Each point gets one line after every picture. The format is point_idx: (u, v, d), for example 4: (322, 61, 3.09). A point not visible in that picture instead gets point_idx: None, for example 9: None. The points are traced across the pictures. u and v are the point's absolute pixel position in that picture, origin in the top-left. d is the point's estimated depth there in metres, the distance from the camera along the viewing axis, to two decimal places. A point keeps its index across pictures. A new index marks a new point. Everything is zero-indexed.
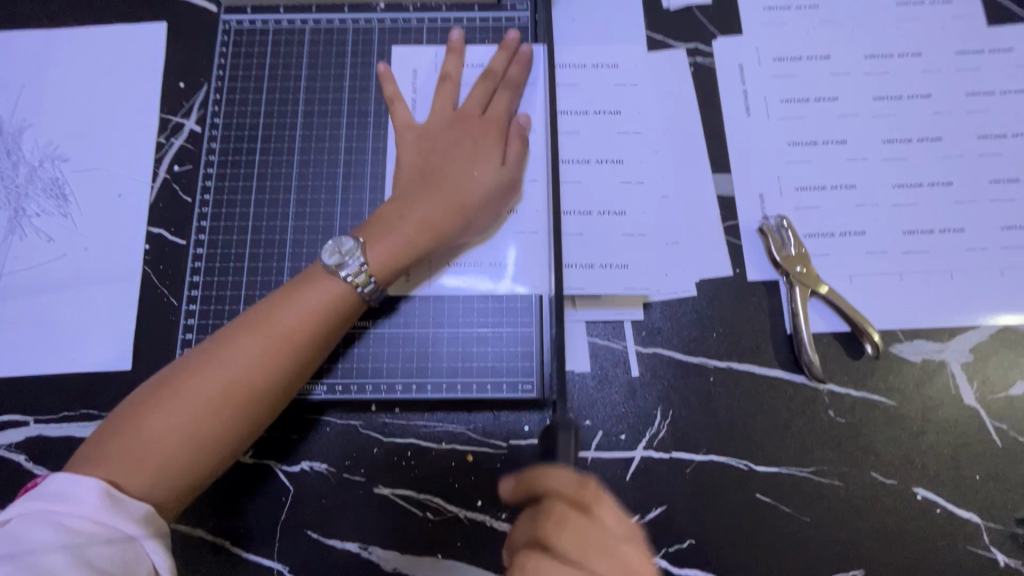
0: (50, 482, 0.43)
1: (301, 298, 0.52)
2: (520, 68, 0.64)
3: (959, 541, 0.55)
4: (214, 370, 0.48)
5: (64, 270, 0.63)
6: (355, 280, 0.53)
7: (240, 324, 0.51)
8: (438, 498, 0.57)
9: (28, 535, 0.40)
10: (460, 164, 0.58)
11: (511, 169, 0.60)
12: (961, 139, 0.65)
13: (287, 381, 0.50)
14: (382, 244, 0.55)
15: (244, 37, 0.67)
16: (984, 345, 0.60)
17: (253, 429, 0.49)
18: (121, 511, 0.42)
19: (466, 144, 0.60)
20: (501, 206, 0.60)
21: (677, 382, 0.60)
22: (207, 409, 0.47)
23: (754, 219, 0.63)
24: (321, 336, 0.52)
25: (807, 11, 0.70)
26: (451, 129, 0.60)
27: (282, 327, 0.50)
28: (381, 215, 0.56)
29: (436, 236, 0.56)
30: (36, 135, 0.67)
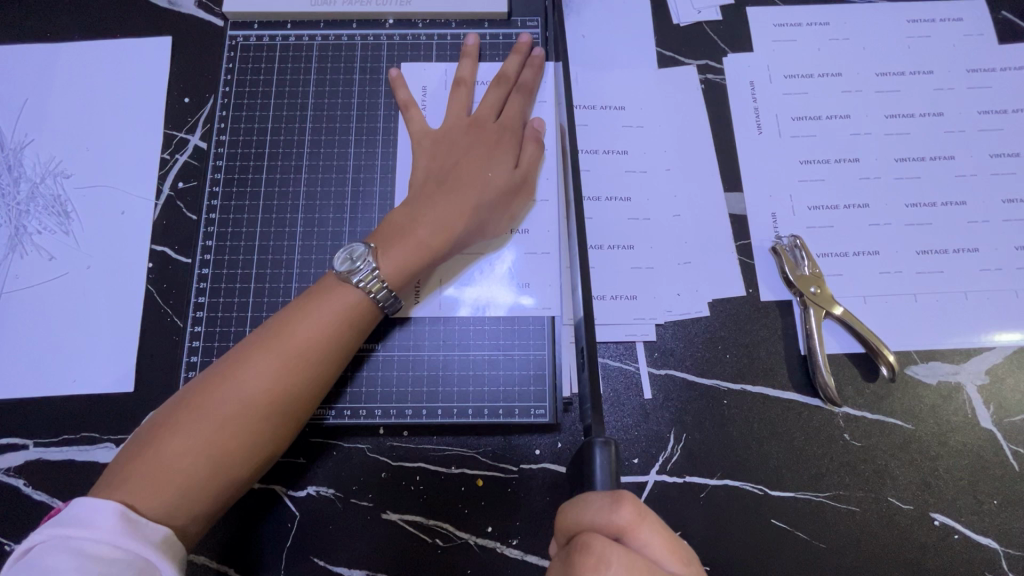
0: (69, 508, 0.41)
1: (316, 309, 0.51)
2: (535, 72, 0.64)
3: (978, 568, 0.55)
4: (232, 387, 0.47)
5: (65, 289, 0.62)
6: (370, 287, 0.52)
7: (256, 338, 0.49)
8: (447, 524, 0.56)
9: (45, 566, 0.38)
10: (474, 168, 0.58)
11: (524, 171, 0.60)
12: (974, 158, 0.65)
13: (305, 397, 0.49)
14: (396, 249, 0.53)
15: (250, 52, 0.66)
16: (1000, 367, 0.59)
17: (271, 446, 0.48)
18: (143, 534, 0.41)
19: (481, 148, 0.59)
20: (513, 211, 0.60)
21: (691, 404, 0.59)
22: (225, 425, 0.46)
23: (768, 238, 0.63)
24: (338, 347, 0.51)
25: (818, 28, 0.69)
26: (465, 135, 0.60)
27: (298, 339, 0.49)
28: (394, 221, 0.55)
29: (449, 240, 0.55)
30: (38, 150, 0.66)
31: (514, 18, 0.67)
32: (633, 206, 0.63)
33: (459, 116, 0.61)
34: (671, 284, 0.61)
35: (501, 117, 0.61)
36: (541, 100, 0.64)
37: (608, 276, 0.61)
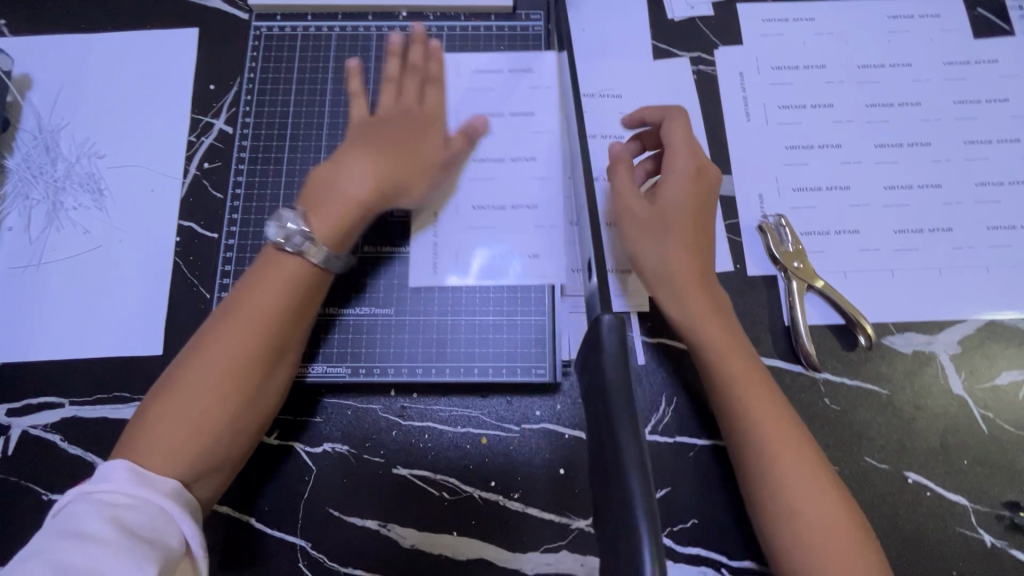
0: (88, 470, 0.45)
1: (279, 274, 0.53)
2: (504, 57, 0.67)
3: (948, 523, 0.59)
4: (199, 360, 0.49)
5: (98, 261, 0.66)
6: (306, 251, 0.53)
7: (220, 311, 0.52)
8: (454, 478, 0.60)
9: (70, 513, 0.42)
10: (482, 155, 0.62)
11: (450, 151, 0.62)
12: (950, 144, 0.69)
13: (264, 363, 0.51)
14: (323, 213, 0.55)
15: (273, 41, 0.71)
16: (972, 338, 0.63)
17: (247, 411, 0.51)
18: (155, 484, 0.45)
19: (415, 122, 0.61)
20: (434, 183, 0.62)
21: (682, 370, 0.63)
22: (217, 391, 0.49)
23: (755, 217, 0.67)
24: (303, 306, 0.54)
25: (804, 23, 0.74)
26: (398, 108, 0.62)
27: (253, 308, 0.51)
28: (318, 181, 0.57)
29: (370, 208, 0.57)
30: (73, 133, 0.70)
31: (519, 12, 0.72)
32: None
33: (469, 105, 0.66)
34: None
35: (507, 108, 0.65)
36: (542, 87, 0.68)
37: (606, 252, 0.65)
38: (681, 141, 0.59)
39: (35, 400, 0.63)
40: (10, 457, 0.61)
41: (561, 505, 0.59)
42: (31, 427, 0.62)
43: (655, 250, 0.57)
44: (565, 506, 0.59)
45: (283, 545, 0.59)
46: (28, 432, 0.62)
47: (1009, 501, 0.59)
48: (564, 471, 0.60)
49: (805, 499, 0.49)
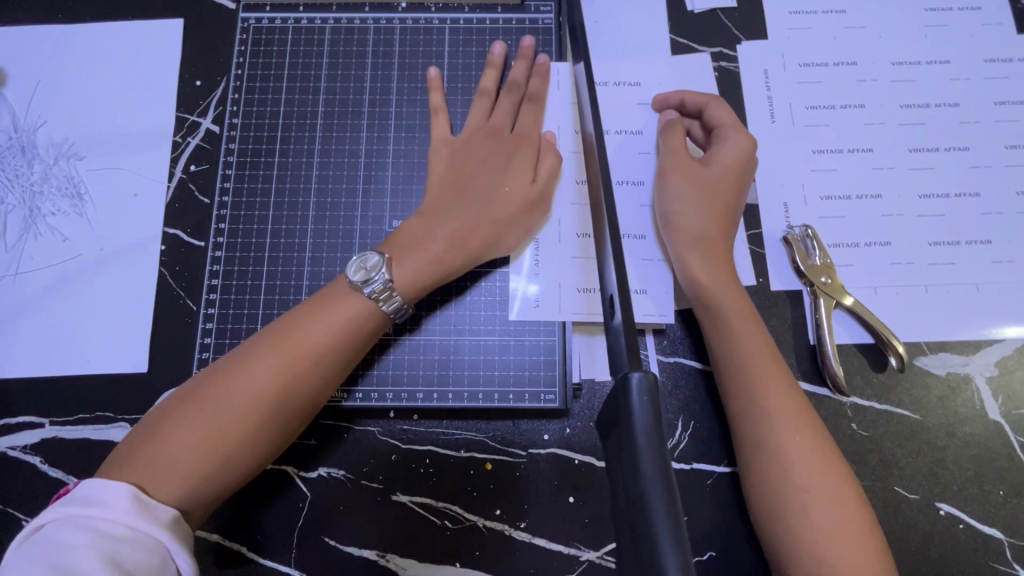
0: (82, 489, 0.42)
1: (327, 313, 0.51)
2: (541, 81, 0.63)
3: (982, 557, 0.55)
4: (238, 383, 0.47)
5: (78, 270, 0.62)
6: (380, 297, 0.52)
7: (269, 336, 0.50)
8: (456, 506, 0.57)
9: (58, 539, 0.38)
10: (490, 180, 0.57)
11: (542, 186, 0.58)
12: (989, 149, 0.64)
13: (303, 401, 0.50)
14: (409, 261, 0.54)
15: (262, 34, 0.66)
16: (1010, 359, 0.59)
17: (266, 446, 0.49)
18: (155, 516, 0.41)
19: (499, 158, 0.59)
20: (530, 225, 0.59)
21: (699, 392, 0.59)
22: (221, 422, 0.46)
23: (779, 227, 0.62)
24: (347, 353, 0.52)
25: (834, 16, 0.68)
26: (485, 142, 0.60)
27: (308, 342, 0.50)
28: (406, 231, 0.56)
29: (460, 254, 0.55)
30: (50, 132, 0.66)
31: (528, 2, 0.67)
32: (644, 195, 0.63)
33: (477, 124, 0.61)
34: None
35: (519, 128, 0.61)
36: (554, 104, 0.63)
37: None
38: (735, 160, 0.58)
39: (13, 420, 0.59)
40: None
41: (570, 535, 0.56)
42: (9, 448, 0.58)
43: (688, 215, 0.57)
44: (575, 536, 0.56)
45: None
46: (6, 453, 0.58)
47: None
48: (573, 498, 0.57)
49: (825, 516, 0.47)
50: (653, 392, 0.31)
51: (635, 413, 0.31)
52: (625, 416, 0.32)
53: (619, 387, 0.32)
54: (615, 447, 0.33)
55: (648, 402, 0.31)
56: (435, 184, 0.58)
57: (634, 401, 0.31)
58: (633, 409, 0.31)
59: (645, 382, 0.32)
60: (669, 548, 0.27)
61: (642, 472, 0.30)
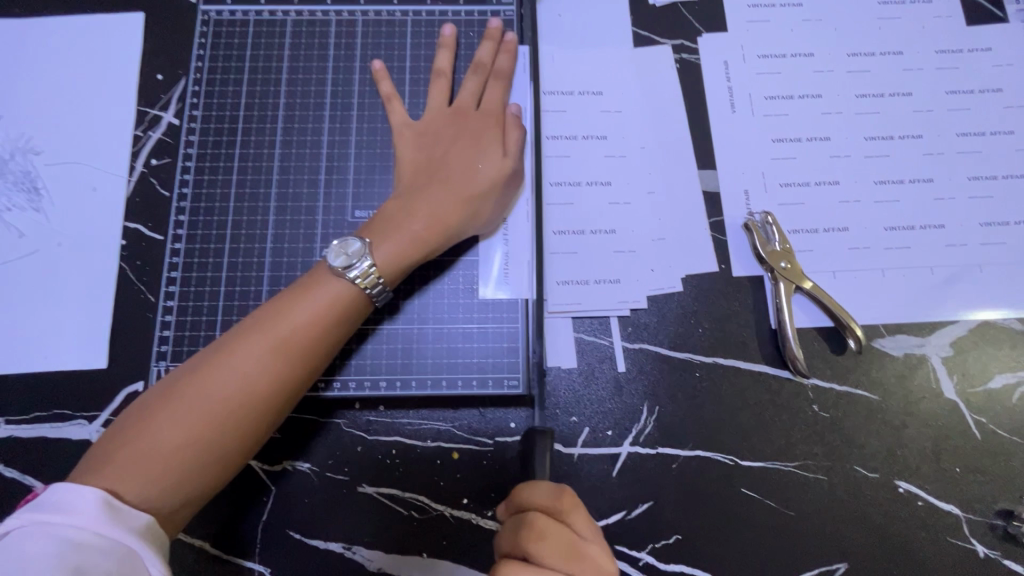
0: (51, 493, 0.41)
1: (308, 298, 0.51)
2: (509, 57, 0.64)
3: (940, 534, 0.56)
4: (219, 375, 0.47)
5: (35, 267, 0.61)
6: (365, 282, 0.52)
7: (249, 325, 0.50)
8: (424, 497, 0.57)
9: (27, 550, 0.37)
10: (463, 157, 0.58)
11: (514, 159, 0.59)
12: (941, 137, 0.66)
13: (287, 390, 0.49)
14: (391, 241, 0.54)
15: (224, 27, 0.66)
16: (964, 339, 0.61)
17: (254, 437, 0.48)
18: (127, 524, 0.41)
19: (466, 137, 0.59)
20: (507, 199, 0.60)
21: (663, 378, 0.60)
22: (204, 415, 0.46)
23: (739, 215, 0.63)
24: (329, 340, 0.51)
25: (792, 9, 0.70)
26: (450, 124, 0.60)
27: (289, 329, 0.49)
28: (386, 213, 0.56)
29: (442, 231, 0.56)
30: (6, 127, 0.65)
31: None
32: (610, 187, 0.64)
33: (440, 107, 0.61)
34: (645, 260, 0.62)
35: (487, 109, 0.61)
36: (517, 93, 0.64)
37: (583, 254, 0.62)
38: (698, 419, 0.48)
39: None
40: None
41: None
42: None
43: None
44: None
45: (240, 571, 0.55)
46: None
47: (1002, 510, 0.57)
48: None
49: None
50: None
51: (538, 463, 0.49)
52: None
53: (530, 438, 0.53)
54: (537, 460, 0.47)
55: None
56: (411, 171, 0.59)
57: (538, 449, 0.52)
58: None
59: None
60: None
61: None
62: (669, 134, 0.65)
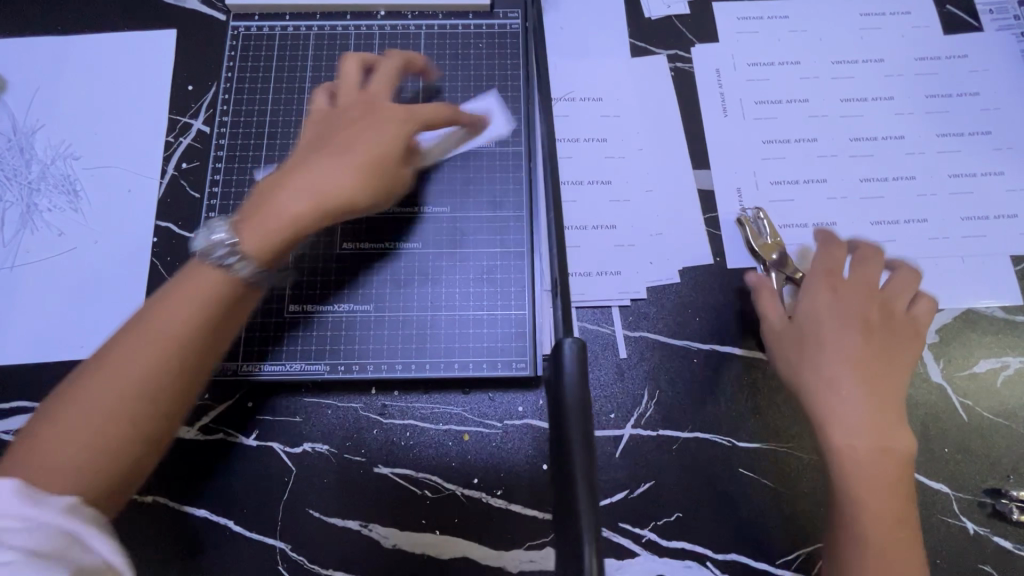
0: None
1: (185, 287, 0.46)
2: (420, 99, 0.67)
3: (931, 511, 0.59)
4: (106, 372, 0.43)
5: (73, 262, 0.65)
6: (230, 261, 0.47)
7: (133, 321, 0.45)
8: (436, 477, 0.60)
9: None
10: (355, 135, 0.54)
11: (400, 135, 0.55)
12: (922, 137, 0.70)
13: (180, 382, 0.44)
14: (258, 221, 0.48)
15: (251, 41, 0.71)
16: (949, 327, 0.64)
17: (152, 438, 0.43)
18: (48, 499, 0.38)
19: (355, 118, 0.56)
20: (382, 179, 0.53)
21: (663, 364, 0.63)
22: (105, 374, 0.43)
23: (733, 210, 0.67)
24: (213, 322, 0.46)
25: (779, 21, 0.75)
26: (355, 107, 0.57)
27: (167, 320, 0.45)
28: (257, 194, 0.51)
29: (340, 207, 0.51)
30: (49, 135, 0.70)
31: (497, 10, 0.72)
32: (612, 186, 0.68)
33: (349, 95, 0.59)
34: (644, 253, 0.66)
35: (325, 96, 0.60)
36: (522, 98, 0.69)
37: (587, 248, 0.66)
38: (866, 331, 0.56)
39: (7, 404, 0.61)
40: None
41: (543, 502, 0.59)
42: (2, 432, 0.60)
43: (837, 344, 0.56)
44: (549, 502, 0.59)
45: (261, 548, 0.58)
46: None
47: (990, 488, 0.59)
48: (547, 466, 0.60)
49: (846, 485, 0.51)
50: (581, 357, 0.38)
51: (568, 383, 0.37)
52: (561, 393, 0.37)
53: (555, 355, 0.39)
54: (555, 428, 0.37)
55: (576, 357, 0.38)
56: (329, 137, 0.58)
57: (565, 367, 0.37)
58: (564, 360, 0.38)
59: (575, 344, 0.38)
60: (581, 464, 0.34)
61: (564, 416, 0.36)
62: (666, 137, 0.70)
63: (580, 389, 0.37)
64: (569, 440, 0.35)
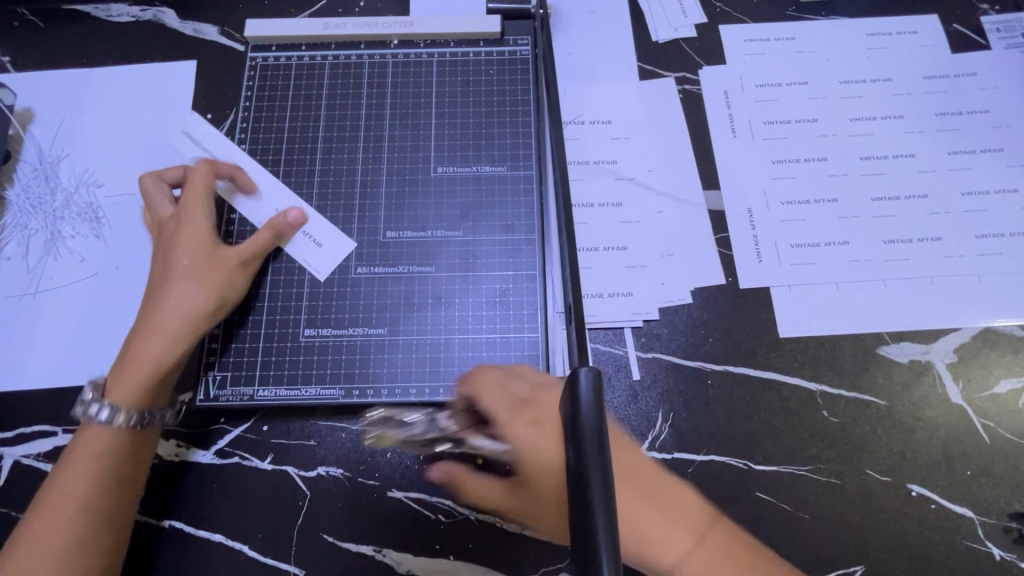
0: None
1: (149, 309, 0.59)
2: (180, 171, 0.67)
3: (954, 536, 0.57)
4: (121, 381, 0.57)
5: (94, 288, 0.67)
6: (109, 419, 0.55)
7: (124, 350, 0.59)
8: (450, 501, 0.59)
9: None
10: (191, 249, 0.60)
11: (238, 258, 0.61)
12: (933, 155, 0.70)
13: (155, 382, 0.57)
14: (123, 376, 0.57)
15: (268, 71, 0.73)
16: (967, 346, 0.63)
17: (88, 516, 0.52)
18: None
19: (192, 227, 0.62)
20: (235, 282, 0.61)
21: (676, 386, 0.63)
22: (65, 470, 0.54)
23: (744, 231, 0.67)
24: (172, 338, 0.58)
25: (787, 42, 0.76)
26: (188, 211, 0.62)
27: (147, 338, 0.58)
28: (122, 370, 0.57)
29: (187, 321, 0.58)
30: (73, 164, 0.72)
31: (507, 37, 0.74)
32: (623, 208, 0.68)
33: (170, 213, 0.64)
34: (656, 274, 0.66)
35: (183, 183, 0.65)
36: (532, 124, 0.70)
37: (599, 270, 0.66)
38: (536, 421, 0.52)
39: (28, 428, 0.62)
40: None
41: None
42: (22, 457, 0.61)
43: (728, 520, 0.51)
44: None
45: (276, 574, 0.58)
46: (19, 462, 0.61)
47: (1015, 512, 0.58)
48: None
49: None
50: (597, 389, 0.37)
51: (584, 414, 0.37)
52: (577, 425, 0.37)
53: (569, 384, 0.38)
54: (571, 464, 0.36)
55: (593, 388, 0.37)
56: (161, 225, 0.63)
57: (582, 398, 0.37)
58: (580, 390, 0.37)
59: (591, 373, 0.38)
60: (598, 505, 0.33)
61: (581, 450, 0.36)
62: (675, 158, 0.70)
63: (597, 420, 0.37)
64: (589, 482, 0.34)
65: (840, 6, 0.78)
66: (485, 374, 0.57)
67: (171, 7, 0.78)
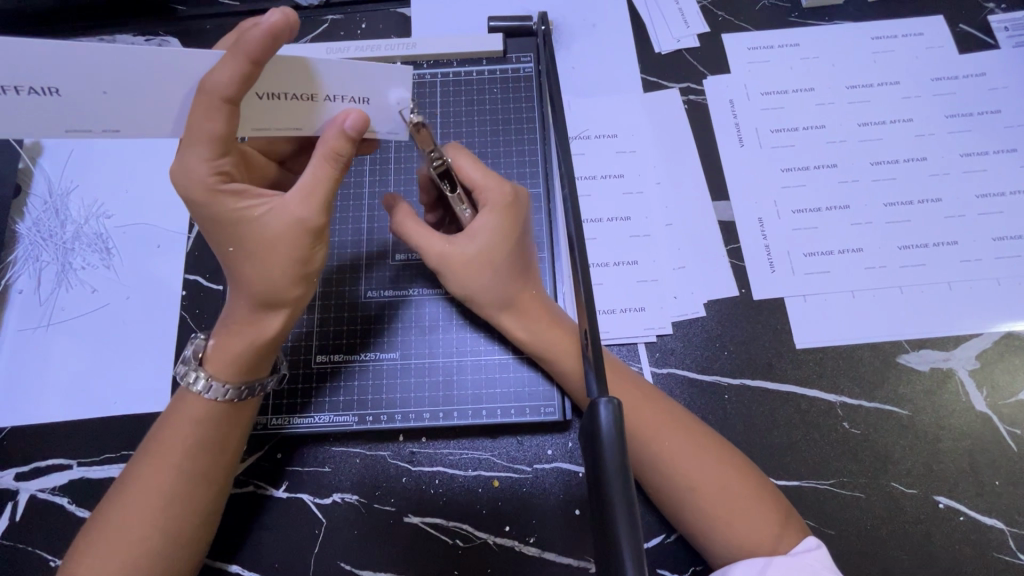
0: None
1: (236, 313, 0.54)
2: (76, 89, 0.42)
3: (986, 549, 0.56)
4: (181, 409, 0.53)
5: (105, 319, 0.67)
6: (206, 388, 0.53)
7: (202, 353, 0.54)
8: (467, 525, 0.59)
9: None
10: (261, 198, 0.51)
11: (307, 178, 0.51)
12: (945, 158, 0.69)
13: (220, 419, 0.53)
14: (234, 351, 0.53)
15: None
16: (989, 352, 0.62)
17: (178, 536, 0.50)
18: None
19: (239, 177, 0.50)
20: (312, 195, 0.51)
21: (693, 401, 0.62)
22: (143, 478, 0.51)
23: (756, 242, 0.67)
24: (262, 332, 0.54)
25: (790, 49, 0.75)
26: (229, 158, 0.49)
27: (247, 330, 0.54)
28: (239, 351, 0.53)
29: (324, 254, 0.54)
30: (82, 196, 0.72)
31: (510, 55, 0.74)
32: (632, 222, 0.68)
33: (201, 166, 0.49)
34: (668, 288, 0.65)
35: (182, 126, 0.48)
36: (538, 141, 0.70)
37: (610, 286, 0.65)
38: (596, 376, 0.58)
39: (43, 462, 0.62)
40: (15, 525, 0.60)
41: (578, 548, 0.57)
42: (37, 491, 0.61)
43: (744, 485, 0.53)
44: (583, 549, 0.57)
45: None
46: (34, 496, 0.61)
47: None
48: (579, 511, 0.59)
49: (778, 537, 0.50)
50: (618, 422, 0.37)
51: (607, 451, 0.36)
52: (599, 462, 0.36)
53: (590, 418, 0.38)
54: (598, 511, 0.35)
55: (613, 419, 0.37)
56: (268, 216, 0.51)
57: (601, 429, 0.37)
58: (600, 424, 0.37)
59: (610, 404, 0.37)
60: (629, 554, 0.31)
61: (607, 492, 0.34)
62: (683, 170, 0.70)
63: (619, 453, 0.36)
64: (613, 519, 0.33)
65: (843, 11, 0.77)
66: (472, 248, 0.59)
67: (175, 36, 0.78)
